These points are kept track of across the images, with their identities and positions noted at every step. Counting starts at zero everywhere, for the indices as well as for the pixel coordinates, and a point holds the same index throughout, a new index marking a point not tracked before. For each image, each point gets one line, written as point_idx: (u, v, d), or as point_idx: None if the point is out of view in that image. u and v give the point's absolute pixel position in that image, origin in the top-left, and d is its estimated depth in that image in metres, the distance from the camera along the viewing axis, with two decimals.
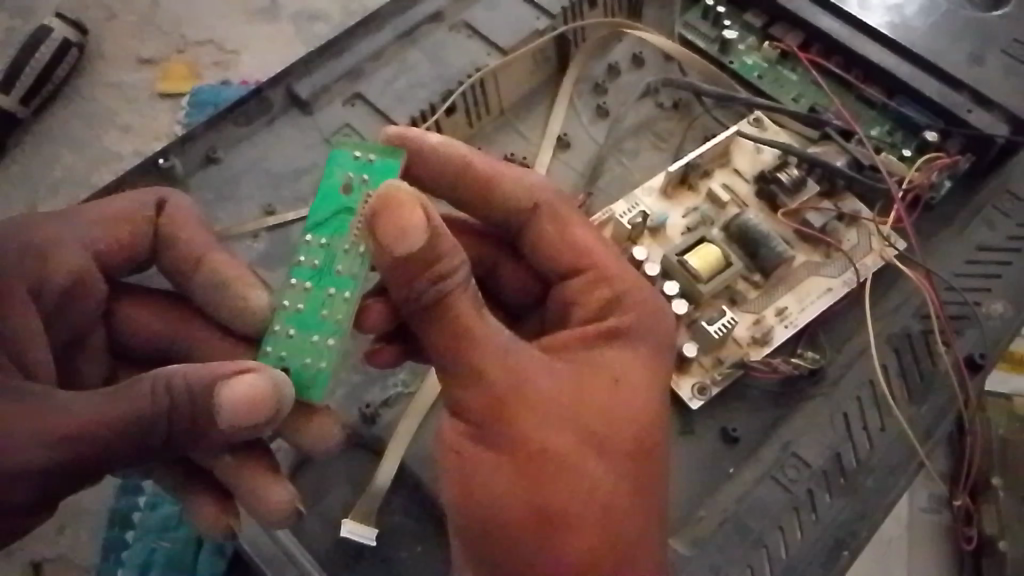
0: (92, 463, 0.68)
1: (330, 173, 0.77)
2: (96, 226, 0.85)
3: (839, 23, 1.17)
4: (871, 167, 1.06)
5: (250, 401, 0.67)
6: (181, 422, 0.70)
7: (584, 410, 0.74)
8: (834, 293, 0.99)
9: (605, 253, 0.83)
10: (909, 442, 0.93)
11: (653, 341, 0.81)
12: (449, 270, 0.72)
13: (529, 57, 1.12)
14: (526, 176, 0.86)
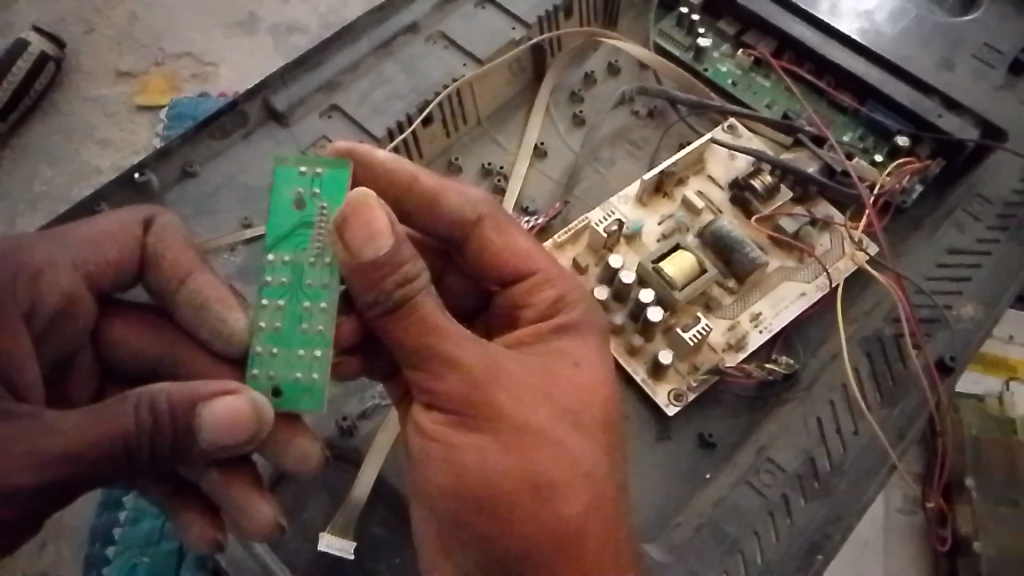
0: (79, 485, 0.68)
1: (279, 191, 0.78)
2: (84, 246, 0.84)
3: (811, 31, 1.19)
4: (843, 172, 1.06)
5: (232, 417, 0.70)
6: (165, 443, 0.70)
7: (545, 407, 0.76)
8: (809, 298, 1.01)
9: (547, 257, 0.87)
10: (882, 444, 0.94)
11: (600, 332, 0.85)
12: (414, 275, 0.73)
13: (506, 67, 1.13)
14: (469, 190, 0.87)
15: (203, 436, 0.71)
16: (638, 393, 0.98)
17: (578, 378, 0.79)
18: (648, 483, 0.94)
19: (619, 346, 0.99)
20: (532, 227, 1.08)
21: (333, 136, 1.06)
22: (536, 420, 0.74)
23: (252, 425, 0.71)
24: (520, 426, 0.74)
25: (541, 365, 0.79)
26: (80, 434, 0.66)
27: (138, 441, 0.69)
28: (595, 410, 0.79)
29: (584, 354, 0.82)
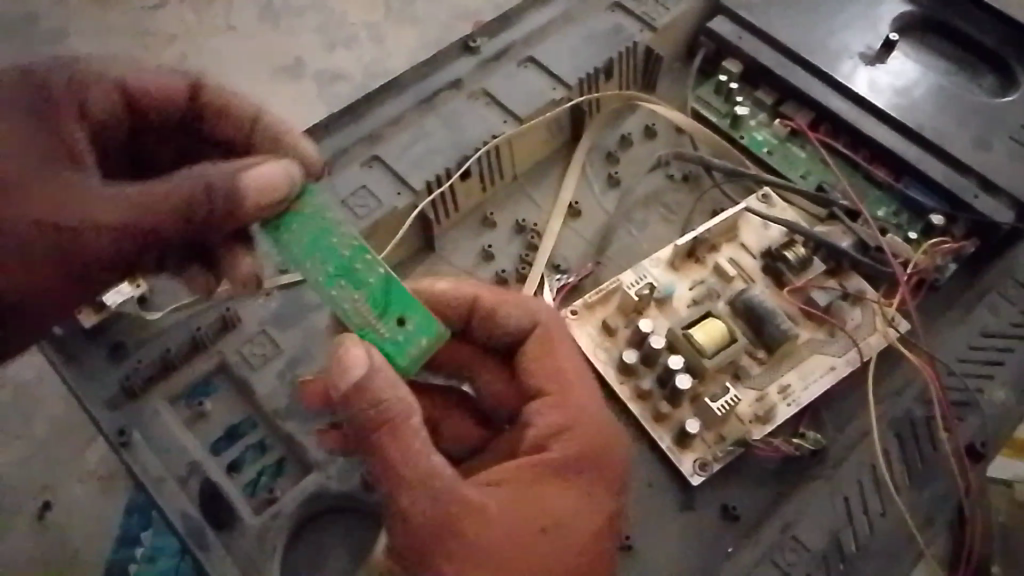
0: (149, 226, 0.82)
1: (415, 313, 0.80)
2: (146, 87, 0.94)
3: (849, 105, 1.20)
4: (876, 248, 1.07)
5: (267, 184, 0.80)
6: (212, 208, 0.82)
7: (516, 540, 0.77)
8: (837, 373, 1.00)
9: (574, 383, 0.88)
10: (909, 528, 0.93)
11: (594, 467, 0.84)
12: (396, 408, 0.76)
13: (545, 126, 1.15)
14: (526, 300, 0.90)
15: (241, 207, 0.80)
16: (663, 460, 0.98)
17: (556, 516, 0.81)
18: (669, 554, 0.94)
19: (645, 412, 0.99)
20: (562, 285, 1.09)
21: (372, 186, 1.07)
22: (507, 553, 0.76)
23: (281, 192, 0.81)
24: (487, 555, 0.76)
25: (525, 497, 0.80)
26: (154, 202, 0.82)
27: (192, 202, 0.82)
28: (572, 544, 0.80)
29: (565, 495, 0.82)
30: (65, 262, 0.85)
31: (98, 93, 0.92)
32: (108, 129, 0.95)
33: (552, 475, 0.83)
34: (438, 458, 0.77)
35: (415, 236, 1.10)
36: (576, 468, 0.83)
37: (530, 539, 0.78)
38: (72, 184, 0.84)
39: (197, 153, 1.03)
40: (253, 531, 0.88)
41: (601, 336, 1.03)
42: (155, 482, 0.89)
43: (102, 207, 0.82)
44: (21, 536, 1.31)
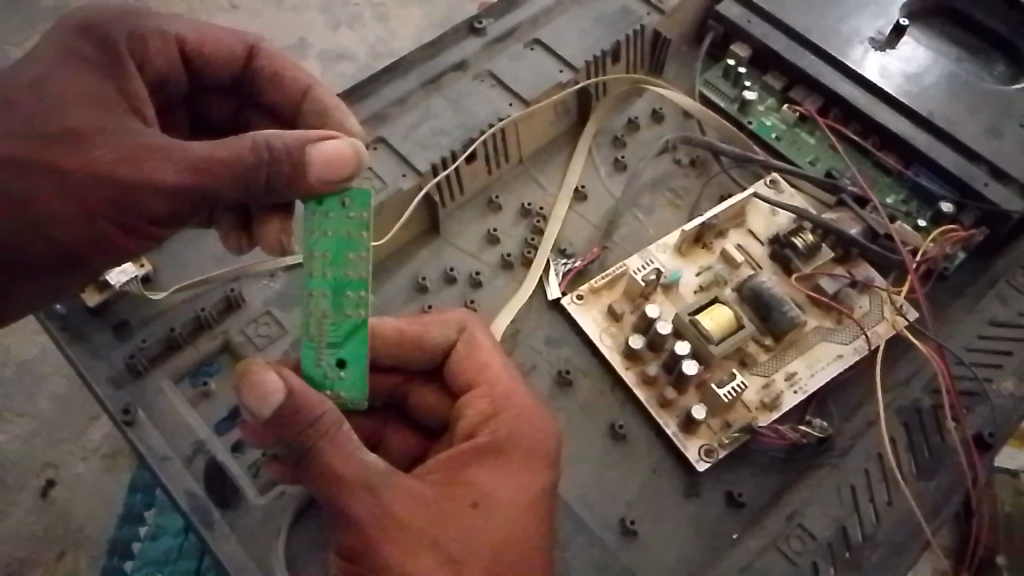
0: (214, 184, 0.77)
1: (359, 360, 0.78)
2: (203, 44, 0.94)
3: (858, 90, 1.18)
4: (885, 236, 1.06)
5: (337, 161, 0.75)
6: (275, 171, 0.77)
7: (457, 525, 0.73)
8: (845, 360, 1.00)
9: (495, 376, 0.85)
10: (916, 518, 0.92)
11: (525, 447, 0.79)
12: (322, 420, 0.71)
13: (552, 108, 1.14)
14: (441, 316, 0.89)
15: (306, 180, 0.76)
16: (668, 447, 0.97)
17: (497, 495, 0.75)
18: (674, 541, 0.93)
19: (651, 398, 0.98)
20: (567, 270, 1.07)
21: (378, 167, 1.06)
22: (453, 542, 0.72)
23: (352, 169, 0.76)
24: (428, 543, 0.71)
25: (463, 483, 0.75)
26: (216, 153, 0.76)
27: (254, 162, 0.76)
28: (521, 518, 0.75)
29: (508, 474, 0.77)
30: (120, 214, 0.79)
31: (157, 51, 0.91)
32: (167, 81, 0.94)
33: (489, 459, 0.78)
34: (364, 464, 0.72)
35: (420, 219, 1.09)
36: (511, 448, 0.79)
37: (471, 523, 0.73)
38: (138, 138, 0.79)
39: (249, 110, 1.01)
40: (257, 512, 0.87)
41: (606, 322, 1.02)
42: (160, 460, 0.89)
43: (169, 158, 0.77)
44: (23, 514, 1.30)
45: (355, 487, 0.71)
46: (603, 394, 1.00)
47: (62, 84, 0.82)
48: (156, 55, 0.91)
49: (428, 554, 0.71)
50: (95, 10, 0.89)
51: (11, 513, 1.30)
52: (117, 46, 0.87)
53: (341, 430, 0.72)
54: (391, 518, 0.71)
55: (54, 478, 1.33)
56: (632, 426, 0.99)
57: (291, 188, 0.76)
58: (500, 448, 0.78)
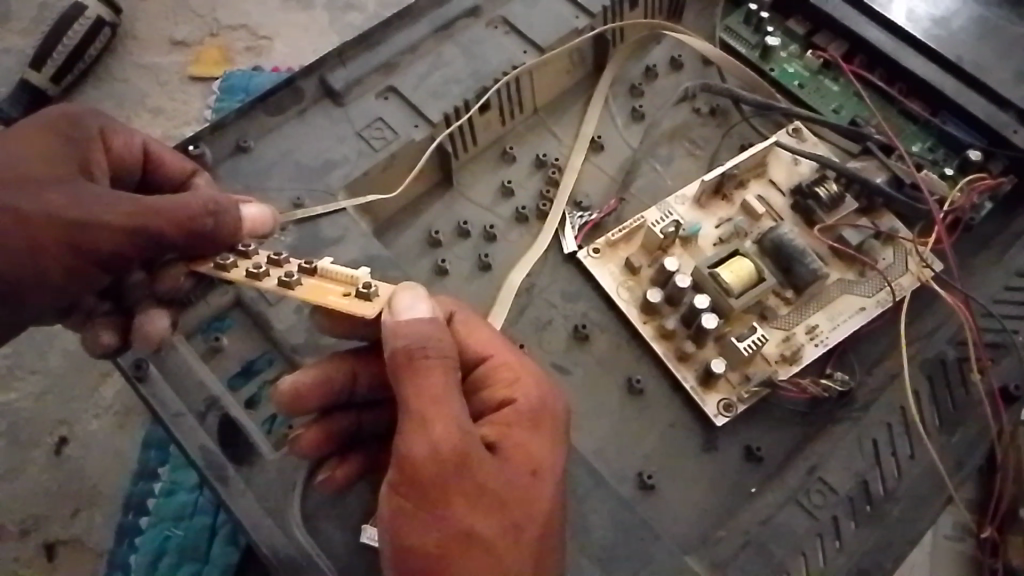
0: (150, 236, 0.81)
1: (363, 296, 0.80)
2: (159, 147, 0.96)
3: (885, 35, 1.13)
4: (911, 185, 1.02)
5: (256, 222, 0.87)
6: (205, 221, 0.82)
7: (517, 484, 0.72)
8: (867, 313, 0.98)
9: (510, 349, 0.82)
10: (940, 471, 0.91)
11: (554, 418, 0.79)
12: (437, 355, 0.72)
13: (567, 56, 1.10)
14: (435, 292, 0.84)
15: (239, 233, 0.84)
16: (685, 400, 0.96)
17: (546, 458, 0.76)
18: (691, 494, 0.93)
19: (669, 351, 0.97)
20: (584, 223, 1.05)
21: (389, 118, 1.03)
22: (511, 498, 0.71)
23: (264, 233, 0.88)
24: (493, 500, 0.70)
25: (519, 440, 0.75)
26: (161, 202, 0.82)
27: (194, 211, 0.82)
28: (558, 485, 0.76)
29: (544, 438, 0.77)
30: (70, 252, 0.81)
31: (121, 140, 0.93)
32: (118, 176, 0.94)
33: (529, 420, 0.77)
34: (456, 401, 0.71)
35: (433, 169, 1.06)
36: (545, 413, 0.78)
37: (524, 486, 0.73)
38: (82, 194, 0.83)
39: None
40: (273, 466, 0.87)
41: (623, 275, 1.01)
42: (174, 416, 0.89)
43: (114, 207, 0.82)
44: (39, 471, 1.31)
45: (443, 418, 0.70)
46: (621, 348, 0.99)
47: (26, 143, 0.85)
48: (118, 146, 0.93)
49: (491, 509, 0.70)
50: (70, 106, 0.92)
51: (27, 469, 1.31)
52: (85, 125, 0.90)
53: (450, 369, 0.73)
54: (466, 465, 0.69)
55: (68, 436, 1.33)
56: (650, 380, 0.97)
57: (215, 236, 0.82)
58: (538, 411, 0.78)
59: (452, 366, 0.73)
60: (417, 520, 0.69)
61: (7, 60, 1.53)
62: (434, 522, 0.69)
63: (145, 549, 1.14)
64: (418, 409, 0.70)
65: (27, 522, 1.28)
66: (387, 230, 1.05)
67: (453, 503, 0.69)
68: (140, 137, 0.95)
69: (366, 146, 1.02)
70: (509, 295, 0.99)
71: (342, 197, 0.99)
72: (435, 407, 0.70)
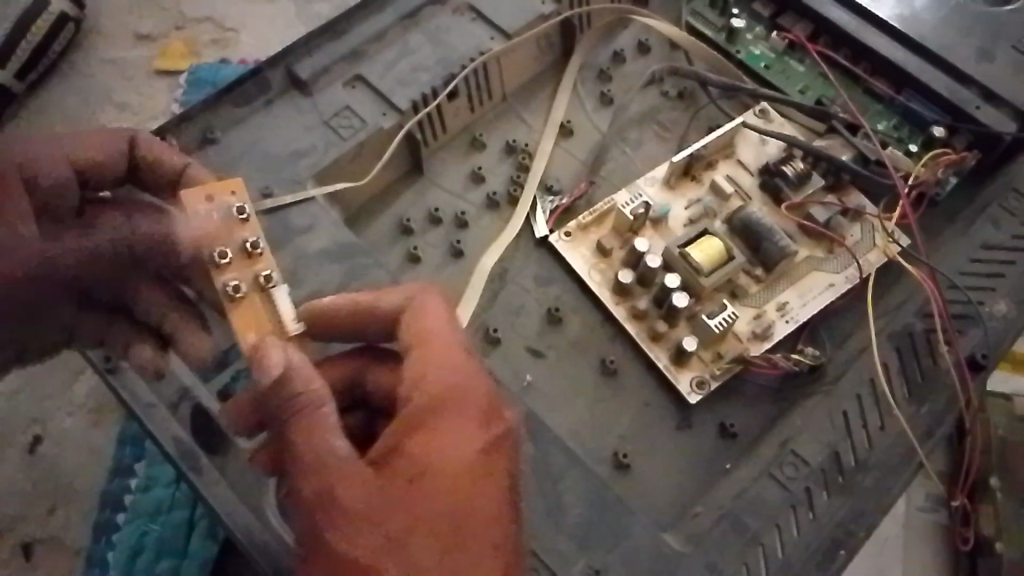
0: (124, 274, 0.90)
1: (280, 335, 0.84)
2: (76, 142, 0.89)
3: (848, 15, 1.15)
4: (877, 162, 1.04)
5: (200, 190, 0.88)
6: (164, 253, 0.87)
7: (402, 508, 0.74)
8: (836, 289, 0.99)
9: (442, 343, 0.81)
10: (909, 441, 0.92)
11: (465, 414, 0.79)
12: (306, 403, 0.75)
13: (534, 42, 1.11)
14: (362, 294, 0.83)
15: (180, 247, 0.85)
16: (659, 379, 0.97)
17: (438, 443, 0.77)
18: (665, 471, 0.93)
19: (641, 332, 0.97)
20: (555, 208, 1.05)
21: (356, 106, 1.03)
22: (395, 527, 0.73)
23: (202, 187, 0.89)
24: (378, 533, 0.73)
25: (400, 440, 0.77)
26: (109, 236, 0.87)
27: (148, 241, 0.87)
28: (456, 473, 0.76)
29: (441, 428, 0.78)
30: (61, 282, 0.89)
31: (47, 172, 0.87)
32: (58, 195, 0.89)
33: (425, 430, 0.77)
34: (337, 429, 0.76)
35: (402, 158, 1.06)
36: (446, 414, 0.78)
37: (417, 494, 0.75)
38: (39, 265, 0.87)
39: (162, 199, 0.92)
40: (246, 455, 0.86)
41: (595, 258, 1.01)
42: (147, 407, 0.89)
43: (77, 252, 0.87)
44: (12, 470, 1.26)
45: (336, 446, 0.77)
46: (594, 329, 0.99)
47: None
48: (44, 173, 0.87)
49: (374, 536, 0.73)
50: None
51: (0, 471, 1.27)
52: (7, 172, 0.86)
53: (325, 413, 0.76)
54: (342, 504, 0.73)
55: (42, 433, 1.29)
56: (623, 361, 0.98)
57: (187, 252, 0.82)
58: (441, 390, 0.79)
59: (329, 407, 0.76)
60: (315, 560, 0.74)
61: None
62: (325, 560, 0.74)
63: (122, 545, 1.13)
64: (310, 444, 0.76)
65: (1, 524, 1.24)
66: (357, 217, 1.05)
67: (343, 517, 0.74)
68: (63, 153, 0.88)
69: (333, 136, 1.01)
70: (475, 294, 0.99)
71: (310, 186, 0.99)
72: (308, 453, 0.74)
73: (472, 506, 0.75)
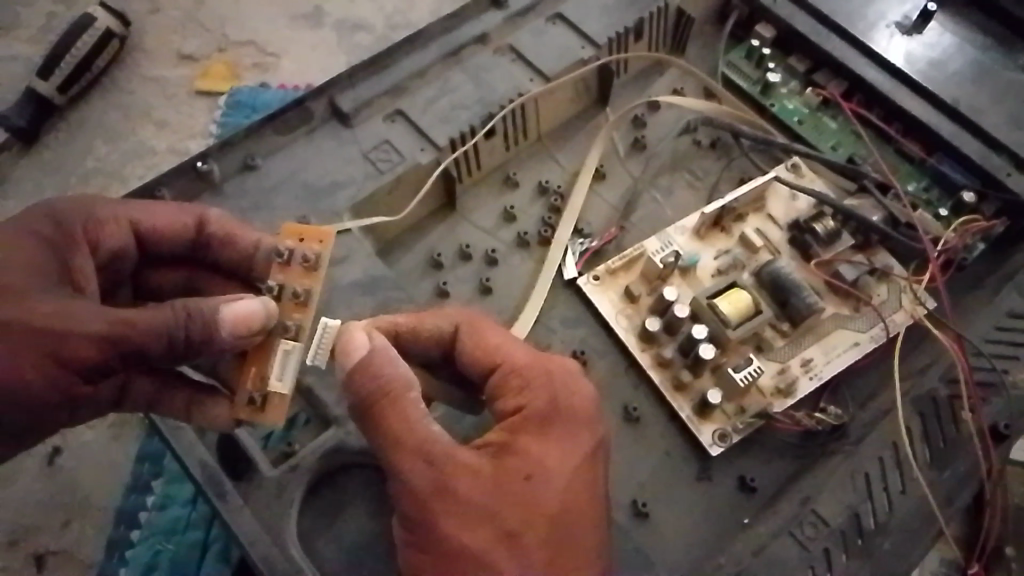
0: (146, 347, 0.74)
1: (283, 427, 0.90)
2: (145, 213, 0.88)
3: (883, 75, 1.16)
4: (907, 224, 1.05)
5: (248, 321, 0.75)
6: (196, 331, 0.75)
7: (508, 497, 0.75)
8: (861, 348, 0.99)
9: (500, 340, 0.84)
10: (930, 508, 0.92)
11: (543, 409, 0.80)
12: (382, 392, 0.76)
13: (572, 85, 1.12)
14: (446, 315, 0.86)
15: (221, 338, 0.75)
16: (680, 429, 0.97)
17: (551, 475, 0.77)
18: (684, 523, 0.94)
19: (665, 380, 0.98)
20: (584, 250, 1.06)
21: (395, 140, 1.05)
22: (505, 514, 0.74)
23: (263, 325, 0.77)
24: (476, 515, 0.74)
25: (561, 483, 0.77)
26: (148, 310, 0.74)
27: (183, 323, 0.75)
28: (574, 515, 0.77)
29: (558, 450, 0.79)
30: (48, 363, 0.72)
31: (110, 234, 0.86)
32: (117, 263, 0.88)
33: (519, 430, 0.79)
34: (423, 416, 0.76)
35: (436, 193, 1.07)
36: (553, 418, 0.80)
37: (560, 541, 0.75)
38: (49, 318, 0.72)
39: (203, 275, 0.96)
40: (271, 483, 0.87)
41: (622, 303, 1.02)
42: (174, 430, 0.90)
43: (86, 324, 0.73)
44: (30, 481, 1.26)
45: (413, 451, 0.75)
46: (617, 375, 1.00)
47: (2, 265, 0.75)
48: (106, 237, 0.86)
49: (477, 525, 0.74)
50: (61, 199, 0.85)
51: (17, 480, 1.26)
52: (72, 230, 0.83)
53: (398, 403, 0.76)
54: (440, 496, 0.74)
55: (61, 446, 1.28)
56: (645, 408, 0.98)
57: (209, 348, 0.76)
58: (550, 415, 0.80)
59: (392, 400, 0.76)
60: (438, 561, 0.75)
61: (15, 67, 1.54)
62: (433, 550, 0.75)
63: (135, 562, 1.13)
64: (439, 452, 0.75)
65: (15, 533, 1.23)
66: (389, 250, 1.06)
67: (480, 547, 0.74)
68: (129, 226, 0.87)
69: (371, 168, 1.03)
70: (532, 311, 1.01)
71: (346, 218, 1.00)
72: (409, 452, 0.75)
73: (575, 498, 0.77)
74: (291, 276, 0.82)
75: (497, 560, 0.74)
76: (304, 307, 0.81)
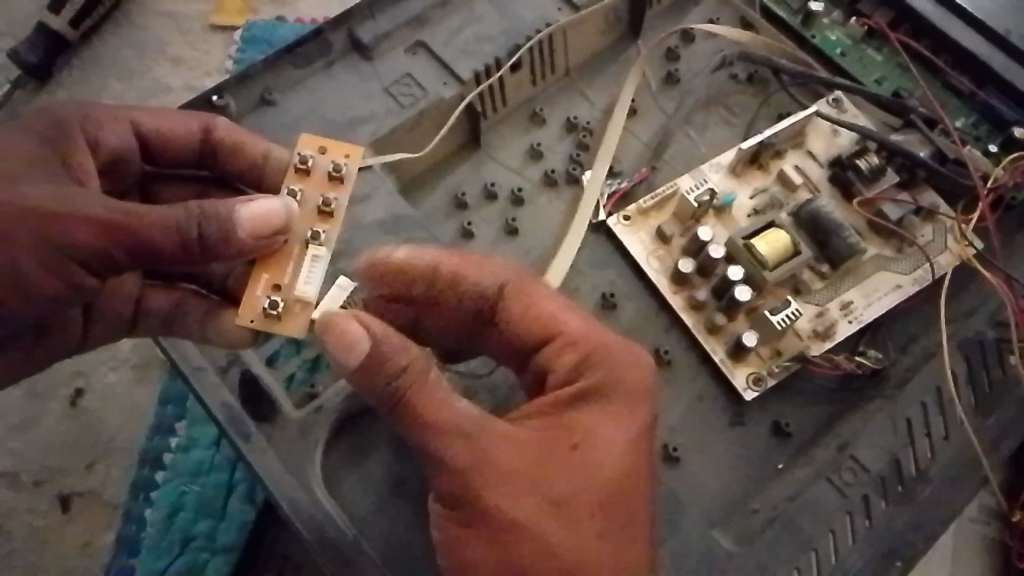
0: (149, 242, 0.71)
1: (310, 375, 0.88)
2: (151, 118, 0.87)
3: (931, 4, 1.10)
4: (956, 161, 0.98)
5: (264, 220, 0.72)
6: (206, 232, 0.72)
7: (556, 471, 0.73)
8: (903, 291, 0.95)
9: (552, 310, 0.80)
10: (973, 453, 0.89)
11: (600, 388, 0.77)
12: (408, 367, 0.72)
13: (602, 16, 1.06)
14: (487, 262, 0.82)
15: (235, 240, 0.72)
16: (715, 373, 0.94)
17: (598, 448, 0.74)
18: (718, 469, 0.91)
19: (699, 323, 0.95)
20: (614, 192, 1.02)
21: (418, 74, 1.01)
22: (557, 487, 0.72)
23: (280, 230, 0.73)
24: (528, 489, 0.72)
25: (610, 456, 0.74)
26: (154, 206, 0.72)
27: (191, 221, 0.72)
28: (624, 489, 0.74)
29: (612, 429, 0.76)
30: (43, 250, 0.70)
31: (112, 137, 0.84)
32: (120, 170, 0.87)
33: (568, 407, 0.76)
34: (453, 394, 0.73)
35: (460, 129, 1.03)
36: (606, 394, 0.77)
37: (615, 508, 0.73)
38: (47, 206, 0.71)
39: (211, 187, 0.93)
40: (296, 426, 0.85)
41: (654, 244, 0.98)
42: (195, 370, 0.88)
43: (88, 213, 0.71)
44: (54, 423, 1.26)
45: (449, 431, 0.72)
46: (649, 318, 0.97)
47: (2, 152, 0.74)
48: (106, 140, 0.84)
49: (527, 501, 0.71)
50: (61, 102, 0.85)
51: (41, 422, 1.26)
52: (69, 127, 0.81)
53: (431, 375, 0.73)
54: (485, 472, 0.71)
55: (85, 387, 1.27)
56: (677, 351, 0.95)
57: (220, 251, 0.72)
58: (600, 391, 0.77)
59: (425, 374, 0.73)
60: (482, 540, 0.72)
61: (26, 3, 1.50)
62: (478, 524, 0.72)
63: (161, 503, 1.13)
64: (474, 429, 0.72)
65: (41, 474, 1.23)
66: (411, 188, 1.03)
67: (527, 518, 0.71)
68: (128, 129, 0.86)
69: (393, 103, 0.99)
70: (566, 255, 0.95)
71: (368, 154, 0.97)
72: (451, 430, 0.72)
73: (627, 474, 0.74)
74: (318, 185, 0.79)
75: (548, 533, 0.71)
76: (330, 218, 0.78)
